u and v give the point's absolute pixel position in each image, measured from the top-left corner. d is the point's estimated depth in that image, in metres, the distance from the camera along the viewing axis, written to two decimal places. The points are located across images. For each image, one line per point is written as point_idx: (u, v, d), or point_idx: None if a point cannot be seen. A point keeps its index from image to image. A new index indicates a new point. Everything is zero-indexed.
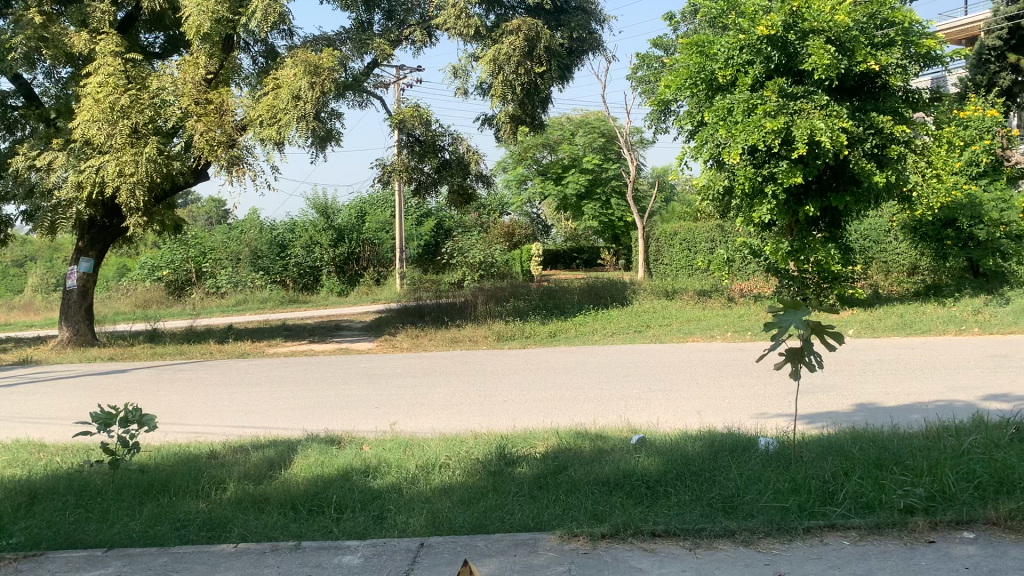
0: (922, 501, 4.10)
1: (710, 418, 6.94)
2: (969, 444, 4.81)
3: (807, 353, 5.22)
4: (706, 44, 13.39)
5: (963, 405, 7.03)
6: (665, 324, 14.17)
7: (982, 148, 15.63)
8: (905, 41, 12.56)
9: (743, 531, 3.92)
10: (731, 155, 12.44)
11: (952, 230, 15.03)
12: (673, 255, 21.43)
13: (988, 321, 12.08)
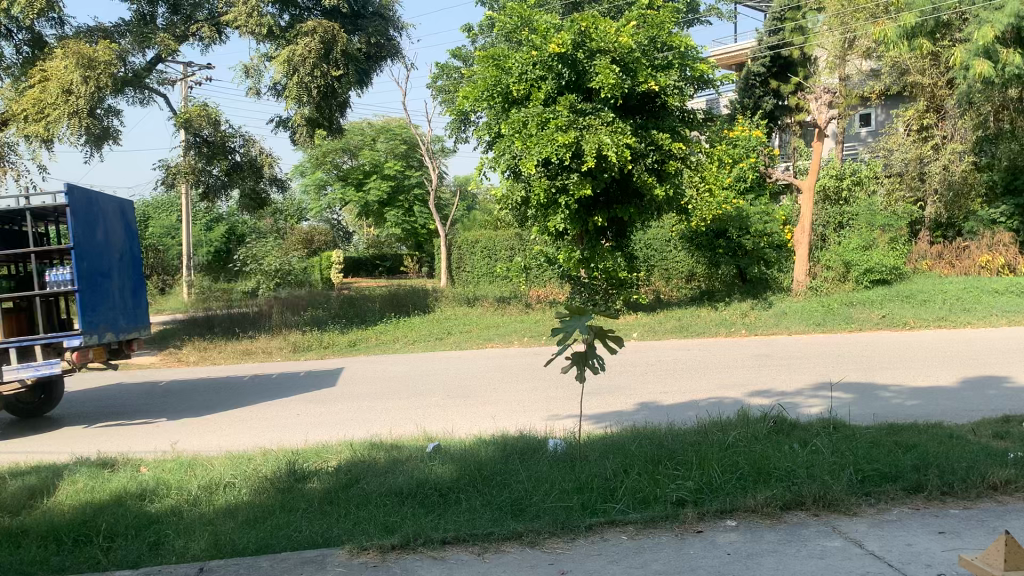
0: (691, 493, 4.40)
1: (504, 422, 7.11)
2: (733, 438, 5.23)
3: (591, 357, 5.45)
4: (501, 58, 13.65)
5: (731, 402, 7.64)
6: (466, 331, 14.35)
7: (749, 165, 17.07)
8: (682, 64, 13.57)
9: (529, 532, 4.03)
10: (526, 167, 12.75)
11: (723, 240, 16.43)
12: (474, 263, 21.79)
13: (754, 323, 13.26)
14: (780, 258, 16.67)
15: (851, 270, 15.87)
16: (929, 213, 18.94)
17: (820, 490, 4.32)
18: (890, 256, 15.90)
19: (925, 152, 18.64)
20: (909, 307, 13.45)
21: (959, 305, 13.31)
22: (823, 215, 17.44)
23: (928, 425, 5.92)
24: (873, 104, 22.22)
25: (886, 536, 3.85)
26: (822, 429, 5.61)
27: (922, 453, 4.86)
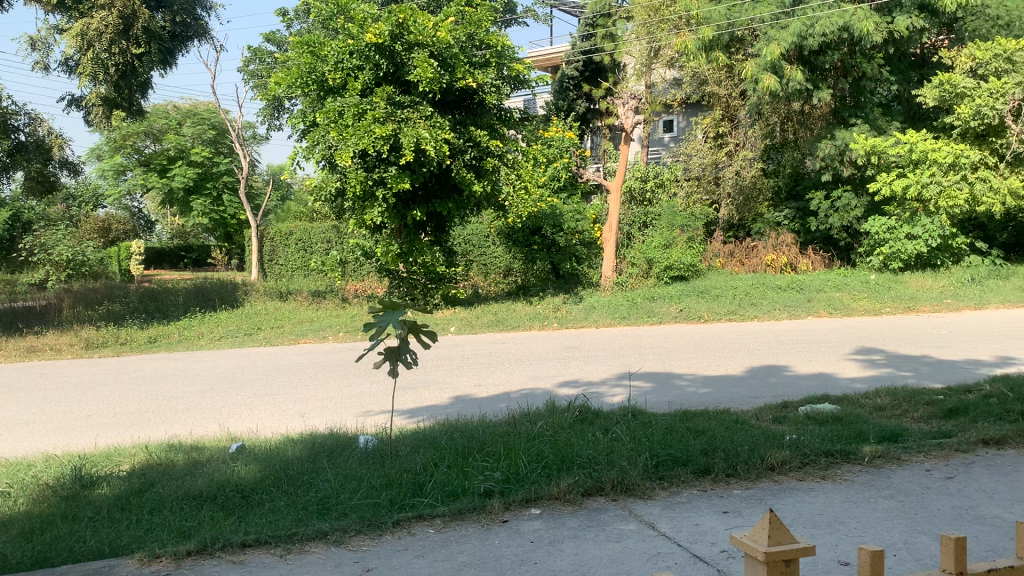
0: (499, 484, 4.50)
1: (314, 420, 6.94)
2: (540, 428, 5.39)
3: (404, 351, 5.41)
4: (317, 45, 13.28)
5: (541, 393, 7.87)
6: (278, 326, 13.87)
7: (562, 165, 17.61)
8: (499, 63, 13.76)
9: (335, 531, 3.96)
10: (342, 158, 12.48)
11: (539, 237, 16.86)
12: (287, 256, 21.11)
13: (565, 317, 13.69)
14: (590, 253, 17.32)
15: (654, 267, 16.79)
16: (722, 215, 20.34)
17: (618, 476, 4.53)
18: (688, 253, 16.94)
19: (719, 158, 20.16)
20: (704, 302, 14.38)
21: (747, 300, 14.39)
22: (629, 215, 18.18)
23: (717, 412, 6.35)
24: (675, 110, 23.56)
25: (676, 517, 4.10)
26: (622, 416, 5.90)
27: (711, 438, 5.22)
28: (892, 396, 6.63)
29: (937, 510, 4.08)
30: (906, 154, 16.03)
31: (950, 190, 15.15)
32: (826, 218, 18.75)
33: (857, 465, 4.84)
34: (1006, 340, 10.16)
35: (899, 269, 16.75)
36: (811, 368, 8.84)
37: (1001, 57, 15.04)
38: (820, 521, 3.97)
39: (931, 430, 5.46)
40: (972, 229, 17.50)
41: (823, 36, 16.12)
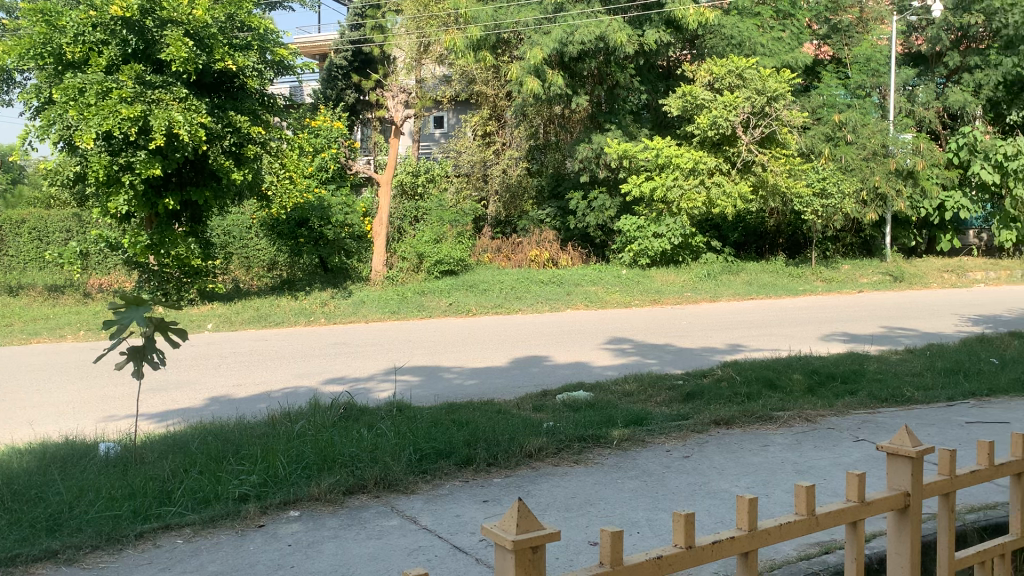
0: (255, 488, 4.30)
1: (45, 428, 6.29)
2: (301, 427, 5.23)
3: (150, 351, 5.01)
4: (53, 14, 12.05)
5: (304, 391, 7.65)
6: (6, 325, 12.42)
7: (330, 156, 17.22)
8: (261, 46, 13.16)
9: (67, 549, 3.60)
10: (83, 140, 11.40)
11: (305, 230, 16.35)
12: (17, 246, 18.98)
13: (332, 312, 13.42)
14: (359, 248, 17.07)
15: (424, 261, 16.83)
16: (490, 211, 21.19)
17: (380, 473, 4.49)
18: (457, 248, 17.17)
19: (487, 156, 20.82)
20: (471, 296, 14.68)
21: (512, 294, 14.86)
22: (400, 209, 18.32)
23: (480, 403, 6.49)
24: (444, 107, 23.74)
25: (437, 510, 4.12)
26: (387, 412, 5.86)
27: (473, 429, 5.32)
28: (639, 382, 7.11)
29: (675, 487, 4.42)
30: (653, 159, 17.24)
31: (690, 193, 16.71)
32: (583, 217, 19.72)
33: (607, 449, 5.13)
34: (736, 329, 11.23)
35: (647, 265, 17.98)
36: (569, 357, 9.30)
37: (734, 73, 16.62)
38: (573, 503, 4.18)
39: (671, 412, 5.92)
40: (708, 229, 19.19)
41: (581, 44, 16.98)
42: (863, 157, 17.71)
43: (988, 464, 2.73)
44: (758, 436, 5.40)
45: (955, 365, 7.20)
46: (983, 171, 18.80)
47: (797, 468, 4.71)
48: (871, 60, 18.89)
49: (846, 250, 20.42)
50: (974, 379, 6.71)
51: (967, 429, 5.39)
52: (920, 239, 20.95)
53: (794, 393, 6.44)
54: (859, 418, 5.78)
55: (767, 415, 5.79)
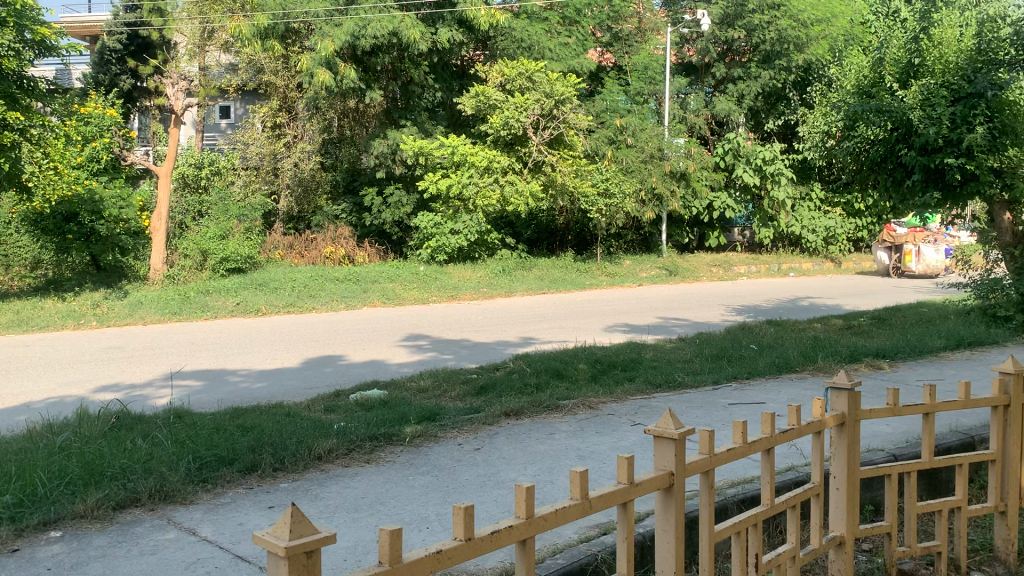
0: (9, 509, 3.88)
1: None
2: (64, 440, 4.80)
3: None
4: None
5: (72, 400, 7.03)
6: None
7: (102, 146, 15.85)
8: (21, 24, 11.88)
9: None
10: None
11: (74, 225, 14.86)
12: None
13: (106, 314, 12.44)
14: (136, 245, 15.92)
15: (208, 259, 16.00)
16: (282, 206, 20.49)
17: (156, 485, 4.21)
18: (245, 245, 16.39)
19: (278, 149, 20.07)
20: (261, 294, 14.12)
21: (305, 292, 14.44)
22: (182, 204, 17.76)
23: (269, 406, 6.25)
24: (230, 97, 22.68)
25: (218, 520, 3.94)
26: (164, 420, 5.51)
27: (259, 433, 5.13)
28: (432, 378, 7.15)
29: (465, 480, 4.49)
30: (449, 156, 17.39)
31: (485, 191, 17.01)
32: (379, 214, 19.57)
33: (398, 446, 5.12)
34: (526, 322, 11.59)
35: (444, 261, 18.10)
36: (362, 356, 9.19)
37: (524, 75, 17.06)
38: (363, 503, 4.14)
39: (463, 406, 6.00)
40: (503, 226, 19.62)
41: (374, 38, 16.81)
42: (641, 160, 18.79)
43: (742, 442, 2.97)
44: (545, 425, 5.61)
45: (720, 351, 7.83)
46: (745, 174, 20.58)
47: (579, 454, 4.93)
48: (649, 68, 20.10)
49: (629, 246, 21.61)
50: (736, 363, 7.33)
51: (730, 409, 5.87)
52: (693, 236, 22.59)
53: (579, 382, 6.73)
54: (637, 403, 6.14)
55: (553, 404, 6.01)
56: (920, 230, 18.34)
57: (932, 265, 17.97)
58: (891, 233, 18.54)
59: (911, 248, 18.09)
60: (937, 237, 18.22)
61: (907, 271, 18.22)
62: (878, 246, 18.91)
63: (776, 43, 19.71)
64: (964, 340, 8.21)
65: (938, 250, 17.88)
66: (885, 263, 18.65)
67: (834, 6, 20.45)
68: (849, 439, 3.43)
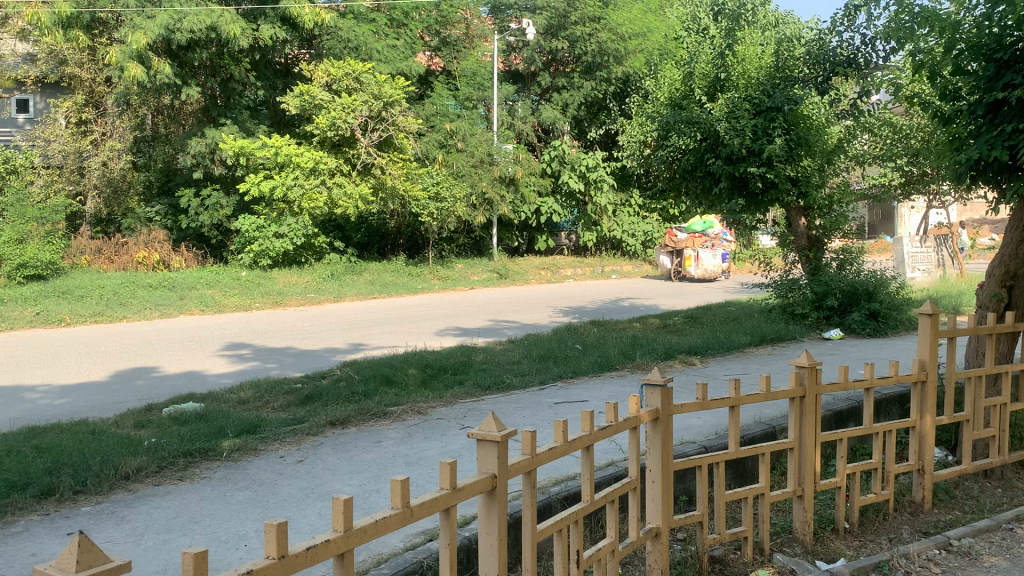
0: None
1: None
2: None
3: None
4: None
5: None
6: None
7: None
8: None
9: None
10: None
11: None
12: None
13: None
14: None
15: (3, 265, 14.59)
16: (88, 208, 19.15)
17: None
18: (45, 250, 15.30)
19: (83, 147, 18.73)
20: (65, 303, 13.08)
21: (115, 300, 13.51)
22: None
23: (71, 424, 5.77)
24: (28, 89, 20.90)
25: (7, 552, 3.58)
26: None
27: (57, 454, 4.72)
28: (255, 388, 6.86)
29: (287, 493, 4.32)
30: (272, 157, 16.82)
31: (311, 193, 16.59)
32: (196, 216, 18.62)
33: (215, 462, 4.87)
34: (354, 328, 11.37)
35: (268, 266, 17.49)
36: (179, 367, 8.69)
37: (350, 76, 16.76)
38: (177, 523, 3.90)
39: (287, 416, 5.79)
40: (331, 230, 19.17)
41: (190, 33, 15.95)
42: (472, 164, 18.98)
43: (562, 441, 3.02)
44: (372, 432, 5.51)
45: (546, 352, 8.00)
46: (571, 180, 21.20)
47: (407, 461, 4.88)
48: (477, 74, 20.35)
49: (461, 250, 21.73)
50: (562, 363, 7.51)
51: (555, 409, 6.00)
52: (522, 240, 23.06)
53: (408, 388, 6.66)
54: (465, 407, 6.16)
55: (380, 412, 5.91)
56: (699, 236, 19.40)
57: (710, 270, 18.90)
58: (673, 239, 19.21)
59: (691, 253, 18.89)
60: (713, 242, 19.22)
61: (686, 274, 19.09)
62: (660, 250, 19.62)
63: (597, 55, 20.51)
64: (766, 336, 8.81)
65: (714, 255, 18.90)
66: (667, 267, 19.40)
67: (649, 21, 21.43)
68: (662, 433, 3.58)
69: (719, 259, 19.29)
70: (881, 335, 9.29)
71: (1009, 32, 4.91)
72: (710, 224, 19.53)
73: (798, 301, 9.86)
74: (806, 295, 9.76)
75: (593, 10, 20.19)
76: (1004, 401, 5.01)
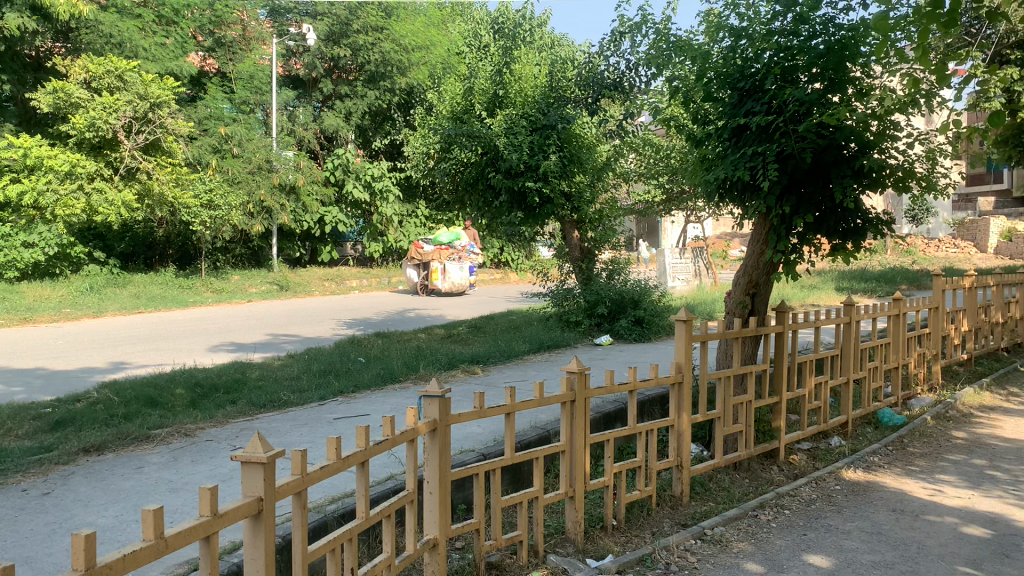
0: None
1: None
2: None
3: None
4: None
5: None
6: None
7: None
8: None
9: None
10: None
11: None
12: None
13: None
14: None
15: None
16: None
17: None
18: None
19: None
20: None
21: None
22: None
23: None
24: None
25: None
26: None
27: None
28: None
29: (29, 531, 3.91)
30: (19, 159, 15.05)
31: (67, 199, 15.17)
32: None
33: None
34: (117, 345, 10.55)
35: (15, 279, 15.87)
36: None
37: (113, 74, 15.53)
38: None
39: (32, 445, 5.25)
40: (91, 239, 17.67)
41: None
42: (248, 170, 18.32)
43: (335, 458, 2.94)
44: (132, 458, 5.11)
45: (326, 366, 7.83)
46: (355, 190, 20.91)
47: (171, 487, 4.58)
48: (254, 78, 19.59)
49: (237, 260, 20.88)
50: (343, 377, 7.36)
51: (333, 425, 5.86)
52: (304, 250, 22.52)
53: (175, 409, 6.26)
54: (237, 426, 5.88)
55: (142, 435, 5.51)
56: (446, 247, 18.10)
57: (457, 283, 17.97)
58: (418, 251, 17.98)
59: (438, 266, 17.85)
60: (461, 254, 18.30)
61: (434, 289, 18.08)
62: (407, 263, 18.44)
63: (380, 64, 20.48)
64: (543, 343, 9.14)
65: (461, 268, 17.99)
66: (414, 281, 18.26)
67: (432, 35, 21.63)
68: (440, 444, 3.58)
69: (466, 272, 18.46)
70: (646, 340, 9.91)
71: (750, 64, 5.40)
72: (458, 235, 18.27)
73: (572, 309, 10.35)
74: (579, 303, 10.25)
75: (375, 20, 20.11)
76: (750, 399, 5.49)
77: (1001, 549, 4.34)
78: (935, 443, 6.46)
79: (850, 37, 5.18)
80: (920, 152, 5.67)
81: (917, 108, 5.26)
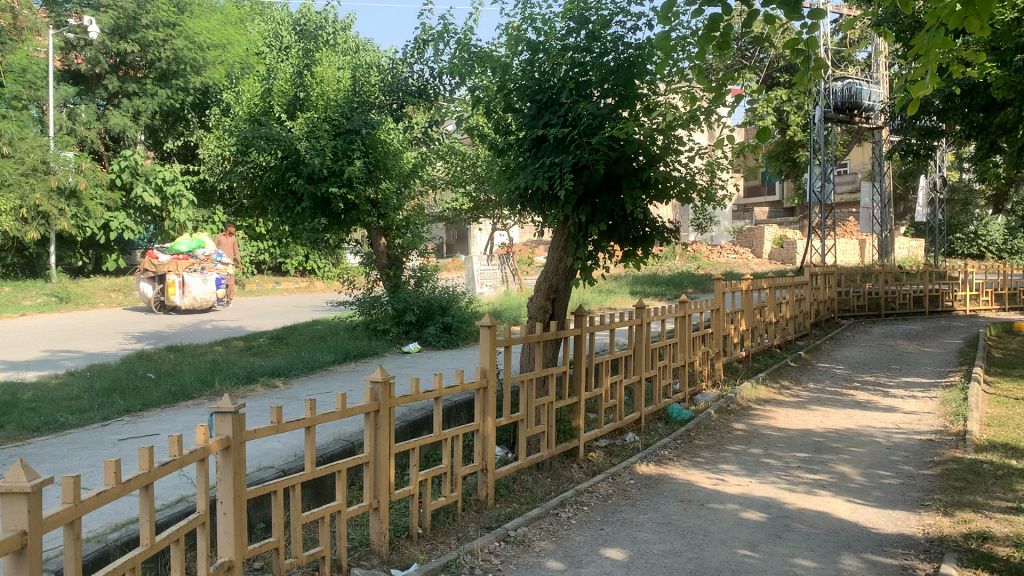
0: None
1: None
2: None
3: None
4: None
5: None
6: None
7: None
8: None
9: None
10: None
11: None
12: None
13: None
14: None
15: None
16: None
17: None
18: None
19: None
20: None
21: None
22: None
23: None
24: None
25: None
26: None
27: None
28: None
29: None
30: None
31: None
32: None
33: None
34: None
35: None
36: None
37: None
38: None
39: None
40: None
41: None
42: (21, 172, 16.75)
43: (114, 483, 2.74)
44: None
45: (111, 384, 7.29)
46: (145, 194, 19.66)
47: None
48: (27, 71, 17.88)
49: (9, 269, 19.04)
50: (129, 396, 6.87)
51: (118, 447, 5.46)
52: (87, 259, 20.90)
53: None
54: (6, 453, 5.34)
55: None
56: (185, 258, 15.90)
57: (198, 298, 15.70)
58: (151, 262, 15.52)
59: (175, 279, 15.50)
60: (203, 265, 16.04)
61: (172, 306, 15.66)
62: (139, 277, 15.89)
63: (172, 62, 19.43)
64: (349, 354, 8.98)
65: (204, 280, 15.78)
66: (146, 297, 15.76)
67: (229, 33, 20.77)
68: (234, 461, 3.42)
69: (211, 286, 16.21)
70: (454, 347, 9.99)
71: (548, 77, 5.61)
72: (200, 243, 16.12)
73: (380, 317, 10.16)
74: (387, 312, 10.13)
75: (166, 15, 18.99)
76: (551, 400, 5.67)
77: (774, 530, 4.74)
78: (718, 435, 6.95)
79: (638, 56, 5.55)
80: (703, 165, 6.09)
81: (699, 125, 5.65)
